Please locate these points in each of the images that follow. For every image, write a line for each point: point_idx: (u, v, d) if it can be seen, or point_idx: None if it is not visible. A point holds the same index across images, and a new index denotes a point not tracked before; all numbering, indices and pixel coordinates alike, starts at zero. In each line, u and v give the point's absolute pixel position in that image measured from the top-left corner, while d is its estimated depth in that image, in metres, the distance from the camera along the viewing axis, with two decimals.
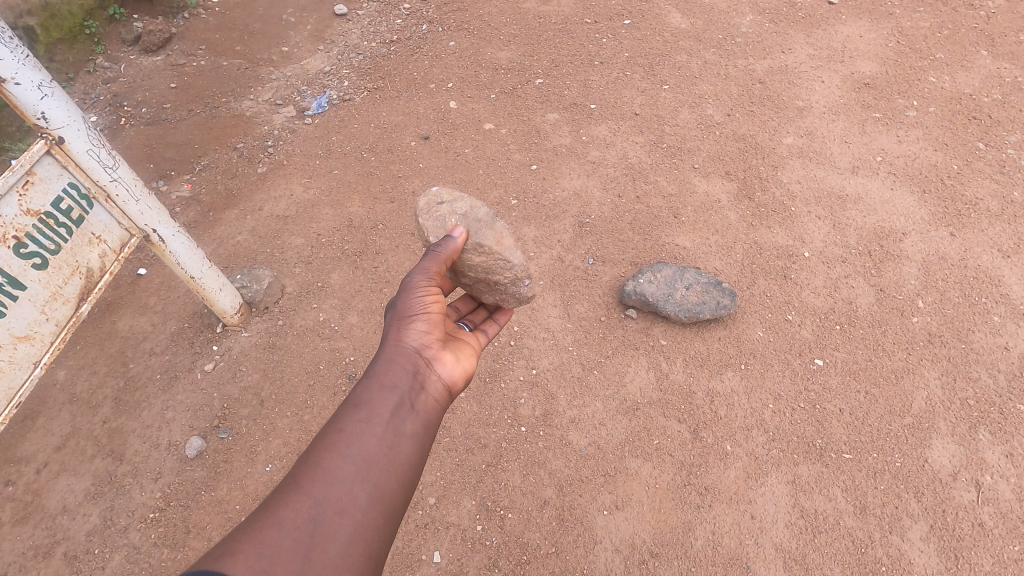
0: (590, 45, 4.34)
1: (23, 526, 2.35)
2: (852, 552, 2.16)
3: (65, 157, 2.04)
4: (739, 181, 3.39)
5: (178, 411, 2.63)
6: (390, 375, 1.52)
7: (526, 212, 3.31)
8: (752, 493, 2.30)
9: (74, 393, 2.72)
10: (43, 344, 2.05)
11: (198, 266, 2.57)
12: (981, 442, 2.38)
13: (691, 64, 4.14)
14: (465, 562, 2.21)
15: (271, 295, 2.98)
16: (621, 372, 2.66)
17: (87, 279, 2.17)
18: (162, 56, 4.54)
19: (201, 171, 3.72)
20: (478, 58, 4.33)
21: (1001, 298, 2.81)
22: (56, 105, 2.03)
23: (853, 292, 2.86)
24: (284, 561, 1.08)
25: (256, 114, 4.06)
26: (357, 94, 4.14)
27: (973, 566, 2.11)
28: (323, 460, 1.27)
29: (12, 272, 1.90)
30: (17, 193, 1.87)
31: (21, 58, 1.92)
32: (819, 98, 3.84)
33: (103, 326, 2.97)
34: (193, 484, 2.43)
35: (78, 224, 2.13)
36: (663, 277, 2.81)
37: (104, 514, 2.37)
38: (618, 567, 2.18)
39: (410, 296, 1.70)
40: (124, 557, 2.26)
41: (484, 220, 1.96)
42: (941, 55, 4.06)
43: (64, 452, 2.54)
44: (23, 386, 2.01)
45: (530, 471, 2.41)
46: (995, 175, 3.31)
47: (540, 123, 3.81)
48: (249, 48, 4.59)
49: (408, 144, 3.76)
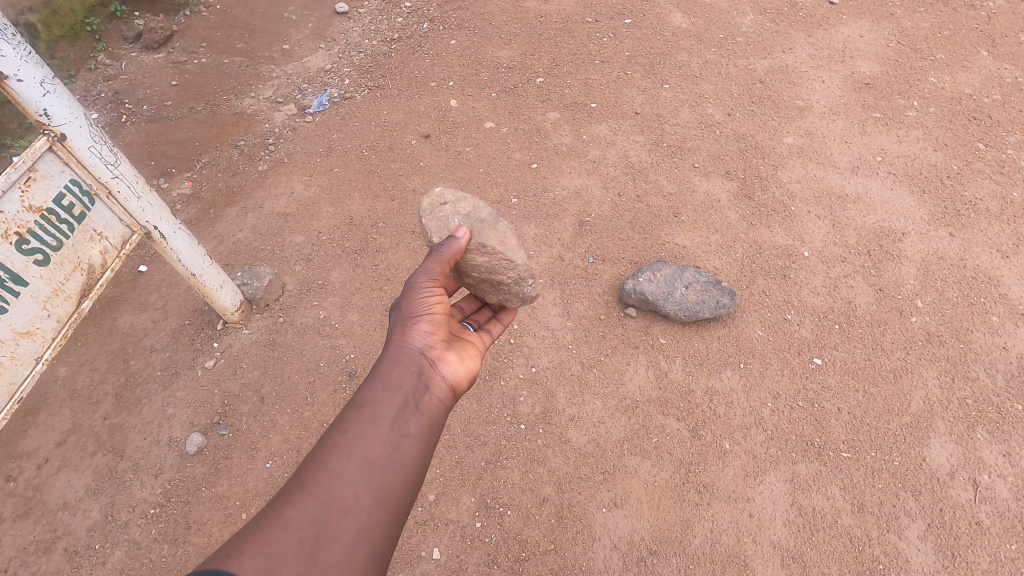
0: (591, 44, 4.35)
1: (24, 521, 2.36)
2: (850, 550, 2.17)
3: (66, 154, 2.05)
4: (738, 180, 3.39)
5: (179, 408, 2.64)
6: (394, 375, 1.53)
7: (526, 210, 3.32)
8: (751, 491, 2.31)
9: (74, 389, 2.73)
10: (45, 340, 2.06)
11: (199, 263, 2.58)
12: (979, 441, 2.39)
13: (692, 63, 4.15)
14: (465, 559, 2.22)
15: (272, 292, 2.98)
16: (620, 370, 2.67)
17: (89, 276, 2.18)
18: (163, 54, 4.55)
19: (201, 169, 3.72)
20: (479, 56, 4.34)
21: (999, 297, 2.82)
22: (58, 101, 2.03)
23: (852, 291, 2.87)
24: (289, 561, 1.09)
25: (257, 111, 4.07)
26: (358, 92, 4.15)
27: (971, 565, 2.12)
28: (328, 460, 1.28)
29: (14, 268, 1.91)
30: (19, 190, 1.88)
31: (23, 54, 1.93)
32: (819, 98, 3.85)
33: (104, 323, 2.98)
34: (194, 480, 2.44)
35: (79, 221, 2.13)
36: (663, 276, 2.82)
37: (105, 510, 2.37)
38: (617, 564, 2.19)
39: (414, 297, 1.71)
40: (125, 553, 2.27)
41: (487, 220, 1.97)
42: (941, 55, 4.06)
43: (65, 448, 2.55)
44: (24, 382, 2.02)
45: (530, 469, 2.42)
46: (994, 175, 3.32)
47: (540, 122, 3.82)
48: (250, 46, 4.59)
49: (409, 142, 3.76)
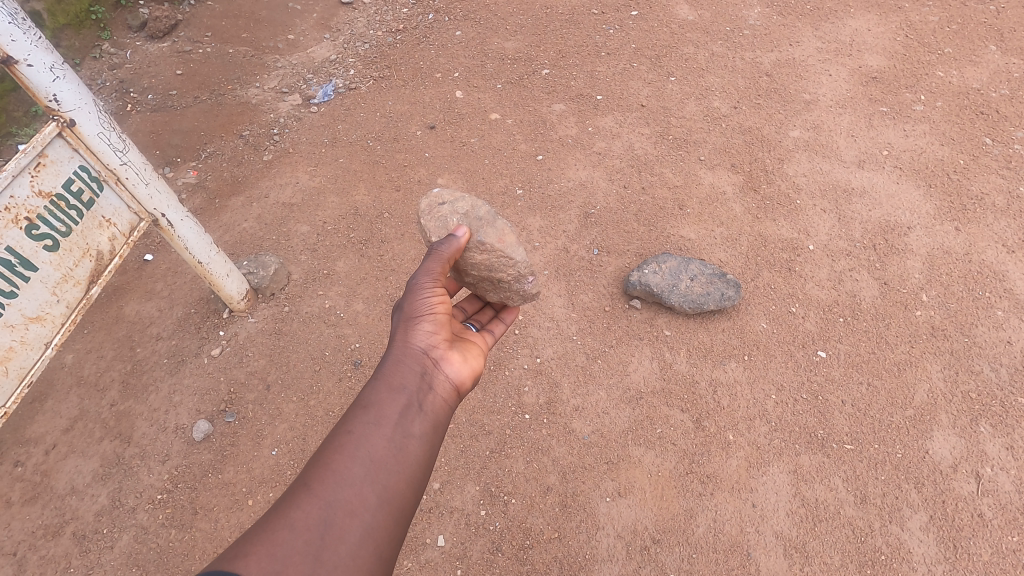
0: (597, 36, 4.33)
1: (32, 506, 2.38)
2: (853, 541, 2.18)
3: (76, 140, 2.05)
4: (744, 173, 3.39)
5: (185, 395, 2.65)
6: (398, 376, 1.54)
7: (531, 202, 3.32)
8: (754, 482, 2.32)
9: (81, 376, 2.75)
10: (55, 325, 2.07)
11: (205, 252, 2.59)
12: (982, 434, 2.40)
13: (699, 56, 4.13)
14: (469, 546, 2.24)
15: (277, 282, 2.99)
16: (624, 362, 2.68)
17: (98, 262, 2.19)
18: (167, 42, 4.53)
19: (206, 159, 3.73)
20: (485, 47, 4.32)
21: (1004, 291, 2.82)
22: (67, 87, 2.03)
23: (856, 285, 2.87)
24: (295, 562, 1.10)
25: (262, 102, 4.06)
26: (363, 83, 4.14)
27: (973, 556, 2.13)
28: (332, 462, 1.29)
29: (23, 253, 1.92)
30: (28, 175, 1.89)
31: (33, 40, 1.93)
32: (826, 91, 3.84)
33: (111, 310, 2.99)
34: (201, 466, 2.46)
35: (88, 207, 2.14)
36: (668, 268, 2.83)
37: (113, 496, 2.39)
38: (620, 552, 2.20)
39: (416, 298, 1.72)
40: (133, 537, 2.30)
41: (485, 218, 1.97)
42: (949, 49, 4.05)
43: (72, 434, 2.57)
44: (34, 367, 2.03)
45: (534, 458, 2.43)
46: (1001, 171, 3.31)
47: (546, 114, 3.81)
48: (255, 36, 4.58)
49: (414, 133, 3.76)
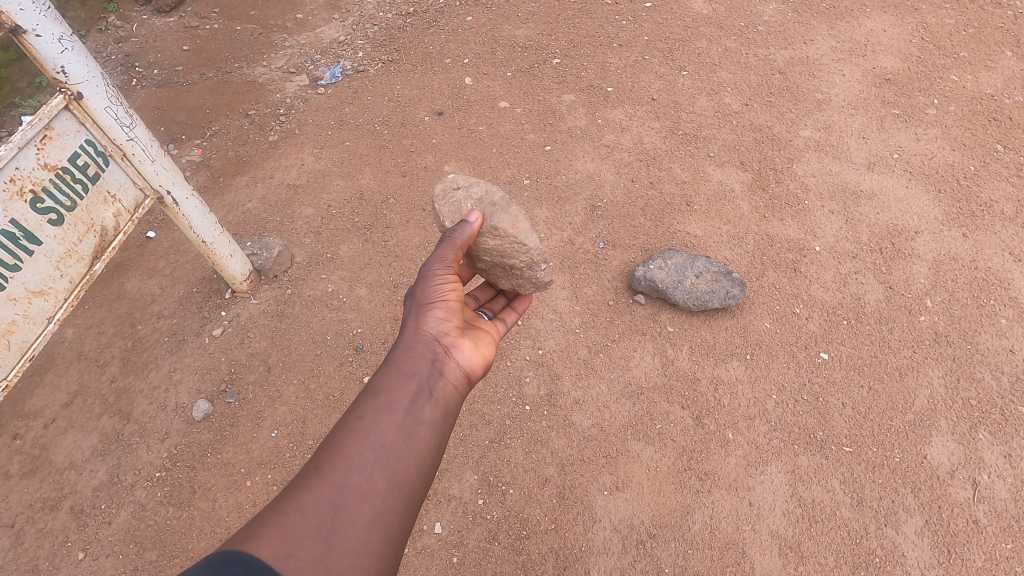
0: (609, 27, 4.29)
1: (30, 479, 2.39)
2: (848, 542, 2.19)
3: (83, 113, 2.03)
4: (754, 172, 3.37)
5: (185, 373, 2.65)
6: (409, 362, 1.54)
7: (538, 192, 3.30)
8: (752, 481, 2.33)
9: (82, 351, 2.74)
10: (57, 300, 2.06)
11: (210, 231, 2.57)
12: (981, 441, 2.41)
13: (711, 51, 4.09)
14: (465, 535, 2.24)
15: (281, 264, 2.98)
16: (626, 356, 2.68)
17: (102, 238, 2.18)
18: (174, 18, 4.48)
19: (211, 137, 3.70)
20: (495, 34, 4.27)
21: (1009, 300, 2.81)
22: (76, 59, 2.01)
23: (862, 288, 2.87)
24: (307, 545, 1.10)
25: (270, 81, 4.02)
26: (371, 66, 4.10)
27: (966, 561, 2.14)
28: (342, 447, 1.28)
29: (28, 226, 1.91)
30: (34, 147, 1.87)
31: (43, 9, 1.90)
32: (839, 91, 3.81)
33: (112, 287, 2.98)
34: (200, 445, 2.46)
35: (94, 182, 2.12)
36: (673, 264, 2.82)
37: (111, 471, 2.40)
38: (616, 546, 2.21)
39: (428, 285, 1.71)
40: (130, 514, 2.30)
41: (499, 204, 1.96)
42: (964, 53, 4.01)
43: (72, 409, 2.57)
44: (36, 341, 2.02)
45: (533, 449, 2.43)
46: (1010, 177, 3.29)
47: (556, 104, 3.77)
48: (263, 13, 4.51)
49: (421, 119, 3.72)
